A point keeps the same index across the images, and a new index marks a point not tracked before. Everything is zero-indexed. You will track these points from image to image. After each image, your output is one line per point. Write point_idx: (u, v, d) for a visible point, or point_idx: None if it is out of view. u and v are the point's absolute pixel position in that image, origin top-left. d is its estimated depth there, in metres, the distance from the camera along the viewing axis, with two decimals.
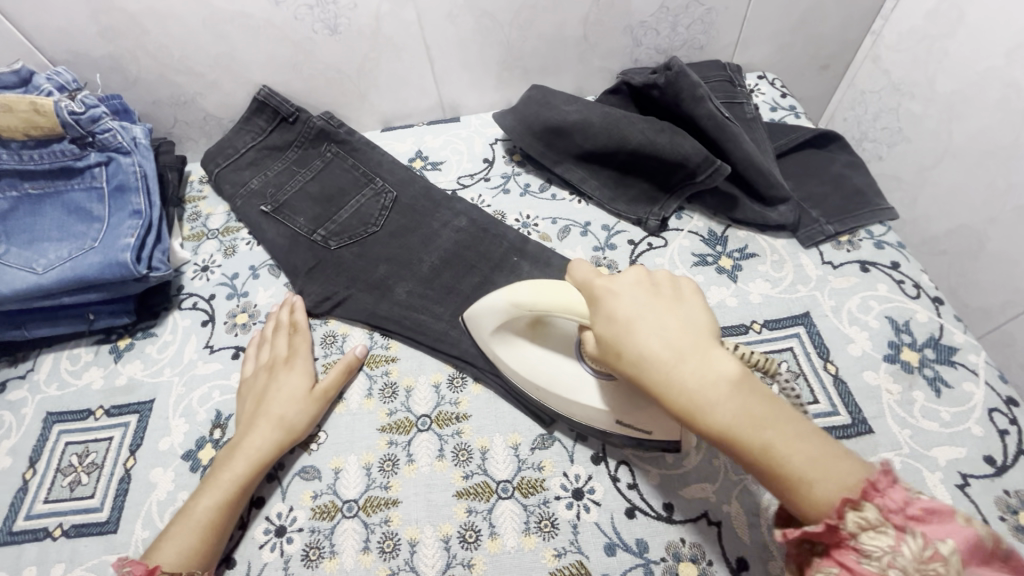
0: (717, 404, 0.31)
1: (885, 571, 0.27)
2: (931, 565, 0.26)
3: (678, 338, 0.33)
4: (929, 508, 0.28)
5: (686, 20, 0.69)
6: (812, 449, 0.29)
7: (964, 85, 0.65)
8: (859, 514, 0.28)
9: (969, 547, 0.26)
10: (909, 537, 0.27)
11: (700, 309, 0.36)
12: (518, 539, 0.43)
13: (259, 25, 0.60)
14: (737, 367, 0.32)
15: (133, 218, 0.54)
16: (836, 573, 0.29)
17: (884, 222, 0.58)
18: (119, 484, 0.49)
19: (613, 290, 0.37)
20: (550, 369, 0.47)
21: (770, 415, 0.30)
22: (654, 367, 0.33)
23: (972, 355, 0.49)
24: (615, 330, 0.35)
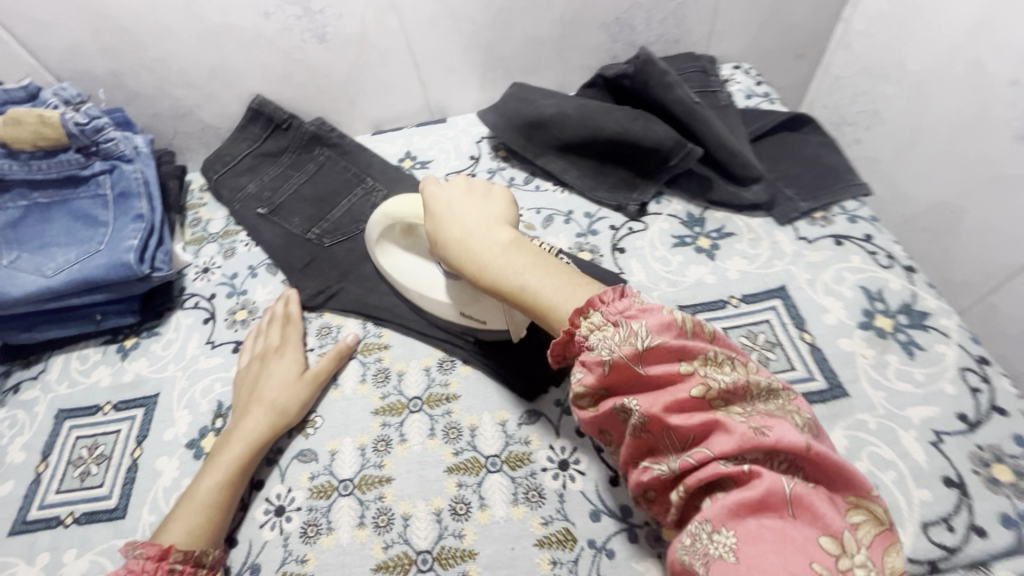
0: (491, 262, 0.42)
1: (600, 353, 0.35)
2: (628, 340, 0.34)
3: (473, 221, 0.45)
4: (637, 304, 0.35)
5: (659, 15, 0.71)
6: (557, 283, 0.40)
7: (932, 64, 0.67)
8: (586, 319, 0.37)
9: (661, 327, 0.34)
10: (618, 325, 0.35)
11: (502, 203, 0.47)
12: (506, 509, 0.45)
13: (250, 37, 0.63)
14: (511, 237, 0.43)
15: (136, 222, 0.57)
16: (581, 373, 0.36)
17: (857, 198, 0.59)
18: (126, 473, 0.51)
19: (436, 191, 0.48)
20: (415, 270, 0.55)
21: (528, 264, 0.41)
22: (456, 246, 0.44)
23: (944, 319, 0.50)
24: (434, 220, 0.46)
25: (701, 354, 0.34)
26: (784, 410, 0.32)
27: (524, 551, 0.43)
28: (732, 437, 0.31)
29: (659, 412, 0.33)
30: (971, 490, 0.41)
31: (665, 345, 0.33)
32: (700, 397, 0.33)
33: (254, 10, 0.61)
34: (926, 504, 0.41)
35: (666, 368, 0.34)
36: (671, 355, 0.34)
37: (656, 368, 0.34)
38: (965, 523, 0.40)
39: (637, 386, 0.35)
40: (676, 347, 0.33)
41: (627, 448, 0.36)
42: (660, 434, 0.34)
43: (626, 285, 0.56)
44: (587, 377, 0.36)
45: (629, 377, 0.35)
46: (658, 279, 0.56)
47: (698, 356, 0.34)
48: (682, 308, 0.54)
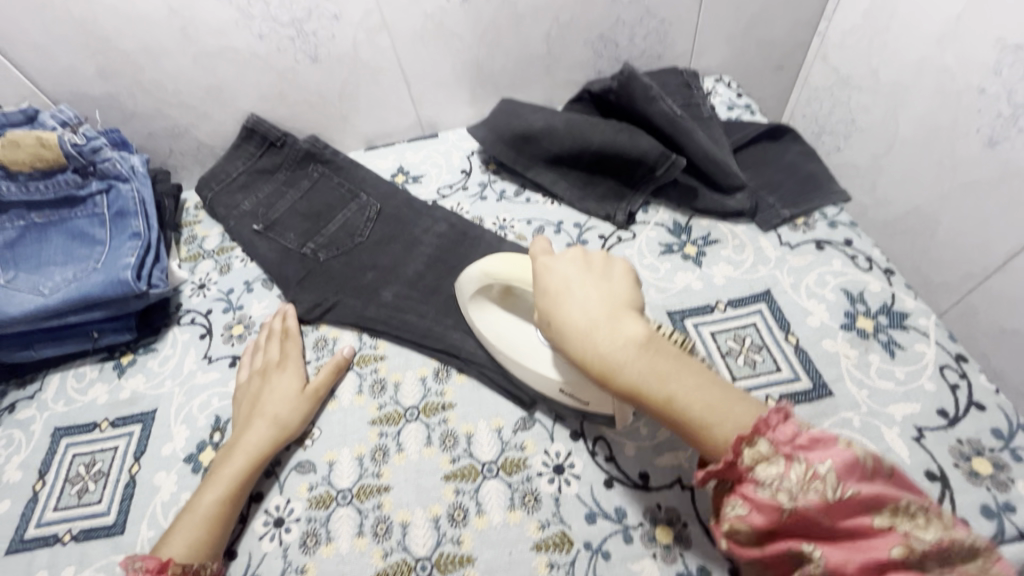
0: (625, 364, 0.35)
1: (773, 495, 0.30)
2: (813, 484, 0.29)
3: (599, 307, 0.38)
4: (811, 433, 0.30)
5: (642, 32, 0.74)
6: (710, 396, 0.34)
7: (903, 74, 0.69)
8: (750, 447, 0.31)
9: (849, 469, 0.29)
10: (795, 461, 0.30)
11: (626, 281, 0.40)
12: (503, 514, 0.46)
13: (245, 57, 0.65)
14: (644, 330, 0.36)
15: (133, 240, 0.58)
16: (740, 507, 0.31)
17: (837, 204, 0.62)
18: (124, 489, 0.51)
19: (550, 264, 0.41)
20: (512, 335, 0.50)
21: (672, 369, 0.35)
22: (578, 339, 0.37)
23: (923, 319, 0.52)
24: (548, 300, 0.40)
25: (897, 503, 0.29)
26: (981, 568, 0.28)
27: (522, 555, 0.44)
28: None
29: (849, 570, 0.28)
30: (953, 483, 0.43)
31: (858, 493, 0.28)
32: (904, 560, 0.28)
33: (248, 31, 0.62)
34: None
35: (858, 519, 0.28)
36: (864, 505, 0.28)
37: (847, 520, 0.28)
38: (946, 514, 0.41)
39: (816, 533, 0.29)
40: (870, 495, 0.28)
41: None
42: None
43: None
44: (750, 515, 0.31)
45: (809, 525, 0.29)
46: (647, 286, 0.58)
47: (894, 507, 0.29)
48: (671, 313, 0.56)
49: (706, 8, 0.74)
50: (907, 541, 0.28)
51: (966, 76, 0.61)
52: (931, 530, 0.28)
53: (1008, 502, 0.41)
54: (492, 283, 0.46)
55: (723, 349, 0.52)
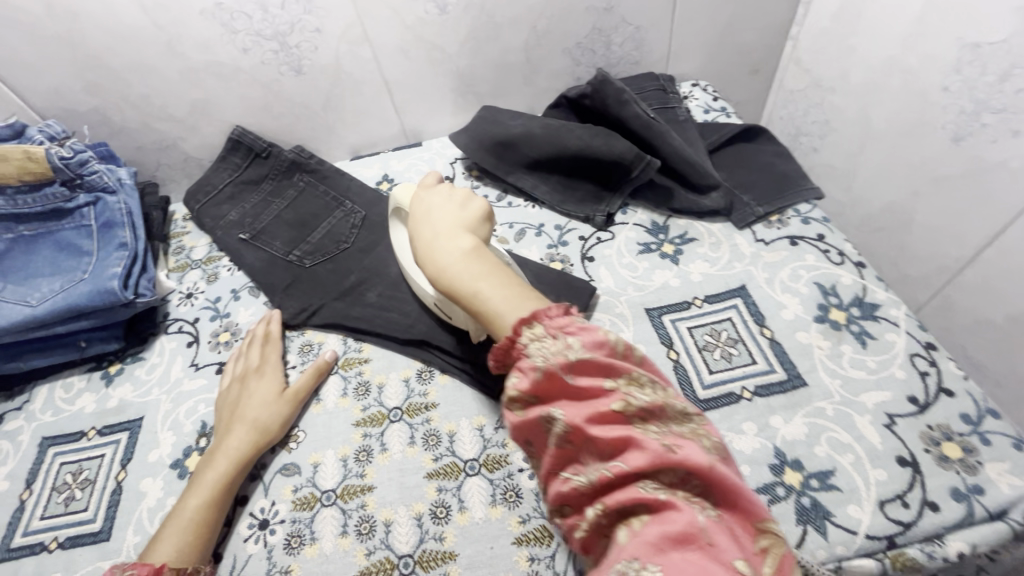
0: (448, 269, 0.41)
1: (535, 361, 0.35)
2: (564, 352, 0.34)
3: (443, 227, 0.44)
4: (576, 322, 0.36)
5: (618, 40, 0.76)
6: (511, 294, 0.39)
7: (872, 75, 0.71)
8: (529, 328, 0.36)
9: (595, 344, 0.35)
10: (556, 338, 0.35)
11: (480, 211, 0.46)
12: (485, 510, 0.46)
13: (230, 71, 0.66)
14: (472, 244, 0.42)
15: (120, 250, 0.59)
16: (512, 377, 0.36)
17: (810, 201, 0.63)
18: (111, 496, 0.52)
19: (423, 192, 0.48)
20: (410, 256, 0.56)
21: (483, 274, 0.41)
22: (421, 247, 0.44)
23: (893, 309, 0.53)
24: (412, 220, 0.47)
25: (632, 374, 0.34)
26: (695, 433, 0.33)
27: (503, 549, 0.44)
28: (646, 453, 0.31)
29: (581, 423, 0.33)
30: (924, 468, 0.43)
31: (595, 360, 0.34)
32: (623, 414, 0.33)
33: (232, 46, 0.64)
34: (882, 483, 0.43)
35: (594, 382, 0.34)
36: (599, 372, 0.34)
37: (584, 380, 0.34)
38: (917, 498, 0.42)
39: (564, 396, 0.34)
40: (607, 364, 0.34)
41: (548, 461, 0.35)
42: (580, 447, 0.33)
43: (596, 292, 0.58)
44: (519, 381, 0.35)
45: (558, 388, 0.34)
46: (626, 284, 0.59)
47: (625, 375, 0.34)
48: (649, 311, 0.57)
49: (680, 16, 0.76)
50: (629, 398, 0.33)
51: (930, 75, 0.63)
52: (652, 395, 0.34)
53: (977, 485, 0.42)
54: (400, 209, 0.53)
55: (700, 344, 0.53)
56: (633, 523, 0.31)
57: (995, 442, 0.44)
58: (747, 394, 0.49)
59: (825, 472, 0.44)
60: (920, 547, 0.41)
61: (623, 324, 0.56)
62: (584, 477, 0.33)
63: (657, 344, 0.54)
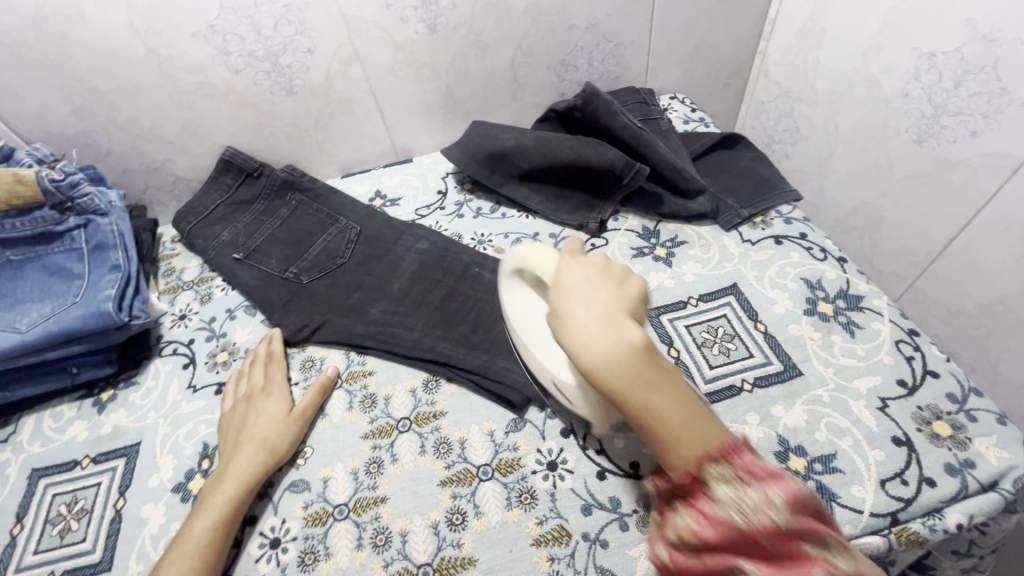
0: (610, 368, 0.34)
1: (727, 512, 0.30)
2: (764, 508, 0.29)
3: (602, 305, 0.37)
4: (765, 465, 0.31)
5: (600, 56, 0.79)
6: (696, 429, 0.32)
7: (836, 85, 0.76)
8: (716, 467, 0.31)
9: (794, 500, 0.30)
10: (751, 485, 0.30)
11: (635, 298, 0.39)
12: (501, 514, 0.46)
13: (221, 92, 0.67)
14: (643, 338, 0.35)
15: (113, 272, 0.59)
16: (689, 518, 0.31)
17: (790, 203, 0.67)
18: (109, 525, 0.50)
19: (569, 261, 0.41)
20: (529, 321, 0.50)
21: (661, 391, 0.33)
22: (570, 334, 0.36)
23: (876, 300, 0.56)
24: (558, 295, 0.39)
25: (826, 535, 0.30)
26: None
27: (522, 552, 0.44)
28: None
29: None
30: (918, 446, 0.46)
31: (797, 522, 0.29)
32: None
33: (225, 67, 0.64)
34: (881, 463, 0.45)
35: (795, 545, 0.29)
36: (803, 537, 0.29)
37: (783, 544, 0.29)
38: (915, 475, 0.44)
39: (756, 555, 0.29)
40: (808, 528, 0.29)
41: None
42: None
43: None
44: (702, 528, 0.30)
45: (752, 545, 0.29)
46: None
47: (822, 537, 0.30)
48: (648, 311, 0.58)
49: (657, 33, 0.80)
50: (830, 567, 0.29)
51: (892, 82, 0.68)
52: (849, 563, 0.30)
53: (969, 459, 0.45)
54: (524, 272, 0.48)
55: (696, 341, 0.55)
56: None
57: (980, 418, 0.47)
58: (747, 386, 0.51)
59: (827, 456, 0.46)
60: (922, 521, 0.42)
61: None
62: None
63: (658, 343, 0.56)
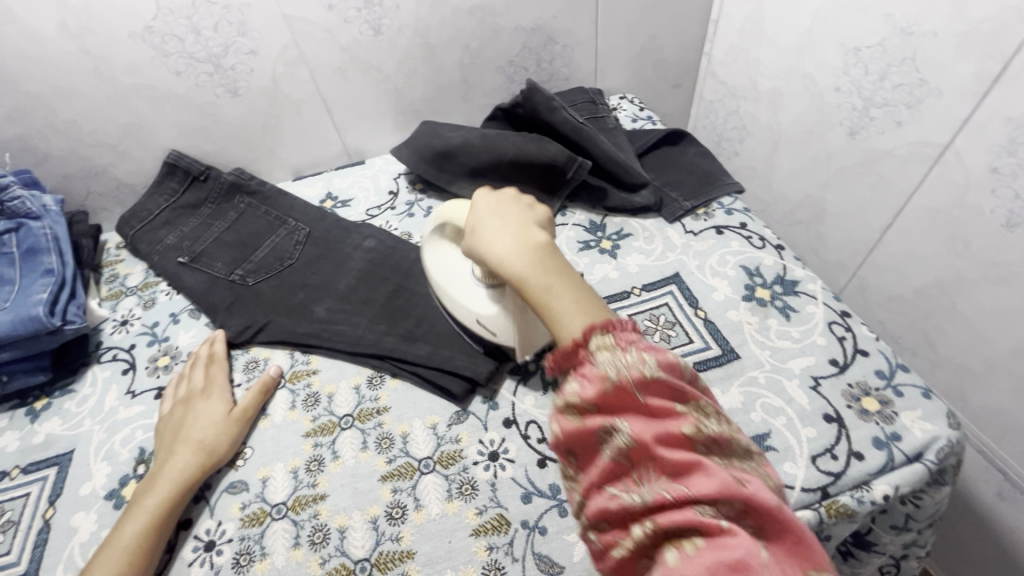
0: (511, 260, 0.41)
1: (607, 371, 0.34)
2: (640, 368, 0.34)
3: (511, 220, 0.44)
4: (644, 341, 0.36)
5: (548, 57, 0.81)
6: (578, 301, 0.39)
7: (776, 82, 0.79)
8: (600, 337, 0.36)
9: (668, 366, 0.35)
10: (629, 350, 0.35)
11: (543, 215, 0.46)
12: (441, 506, 0.46)
13: (163, 94, 0.66)
14: (545, 240, 0.42)
15: (46, 276, 0.58)
16: (575, 385, 0.35)
17: (732, 195, 0.68)
18: (37, 536, 0.48)
19: (487, 190, 0.48)
20: (451, 273, 0.54)
21: (552, 274, 0.40)
22: (484, 241, 0.44)
23: (811, 284, 0.58)
24: (475, 216, 0.46)
25: (697, 401, 0.35)
26: (756, 470, 0.34)
27: (461, 542, 0.44)
28: (714, 480, 0.31)
29: (648, 440, 0.33)
30: (848, 422, 0.47)
31: (669, 381, 0.34)
32: (690, 436, 0.33)
33: (165, 69, 0.64)
34: (812, 440, 0.46)
35: (664, 402, 0.34)
36: (673, 396, 0.34)
37: (655, 400, 0.34)
38: (845, 450, 0.45)
39: (632, 411, 0.34)
40: (677, 389, 0.34)
41: (596, 474, 0.34)
42: (639, 464, 0.33)
43: None
44: (583, 389, 0.35)
45: (629, 402, 0.34)
46: None
47: (691, 400, 0.35)
48: None
49: (603, 34, 0.82)
50: (698, 424, 0.33)
51: (825, 77, 0.71)
52: (719, 427, 0.34)
53: (895, 432, 0.46)
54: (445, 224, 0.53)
55: (639, 329, 0.56)
56: (685, 548, 0.30)
57: (907, 393, 0.48)
58: None
59: (761, 435, 0.47)
60: (850, 494, 0.43)
61: None
62: (635, 497, 0.32)
63: None
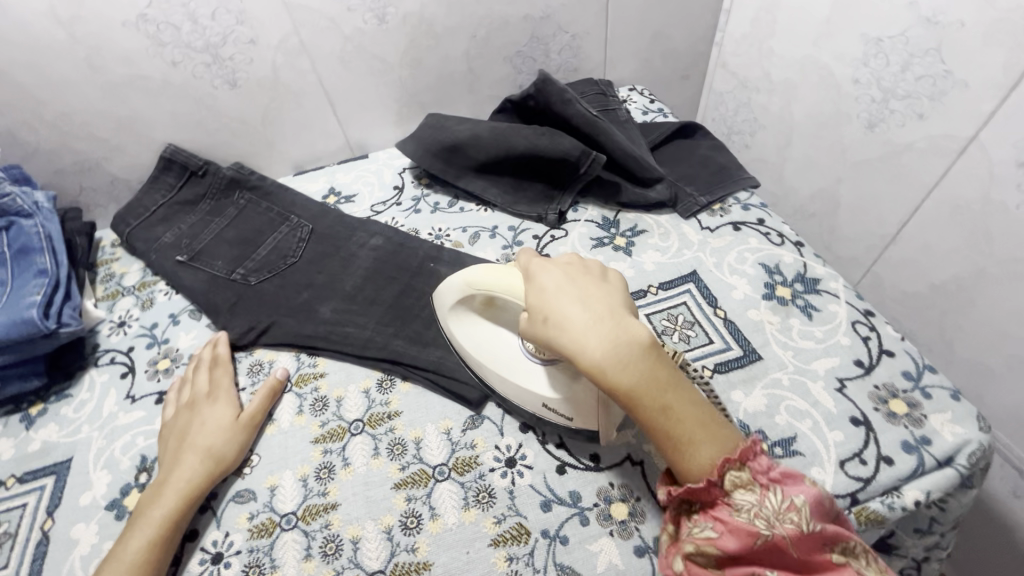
0: (621, 364, 0.35)
1: (750, 519, 0.33)
2: (787, 513, 0.33)
3: (599, 307, 0.38)
4: (784, 470, 0.35)
5: (556, 47, 0.79)
6: (699, 415, 0.35)
7: (790, 73, 0.77)
8: (737, 474, 0.34)
9: (816, 504, 0.34)
10: (771, 491, 0.34)
11: (621, 289, 0.41)
12: (457, 515, 0.44)
13: (158, 85, 0.63)
14: (645, 330, 0.37)
15: (39, 277, 0.55)
16: (711, 528, 0.34)
17: (748, 189, 0.66)
18: (35, 549, 0.46)
19: (545, 266, 0.42)
20: (497, 349, 0.49)
21: (668, 381, 0.35)
22: (573, 336, 0.37)
23: (832, 282, 0.56)
24: (543, 302, 0.40)
25: (847, 541, 0.33)
26: None
27: (479, 553, 0.42)
28: None
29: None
30: (876, 425, 0.45)
31: (820, 525, 0.33)
32: None
33: (160, 59, 0.61)
34: (839, 444, 0.45)
35: (817, 550, 0.33)
36: (826, 541, 0.33)
37: (808, 550, 0.32)
38: (874, 454, 0.44)
39: (781, 560, 0.33)
40: (830, 533, 0.33)
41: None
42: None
43: None
44: (723, 538, 0.34)
45: (779, 550, 0.33)
46: None
47: (843, 543, 0.33)
48: None
49: (613, 23, 0.80)
50: (857, 575, 0.32)
51: (843, 68, 0.69)
52: (875, 571, 0.33)
53: (925, 436, 0.44)
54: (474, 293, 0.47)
55: (658, 329, 0.55)
56: None
57: (935, 395, 0.47)
58: (707, 372, 0.51)
59: (787, 439, 0.46)
60: (881, 500, 0.42)
61: None
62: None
63: None
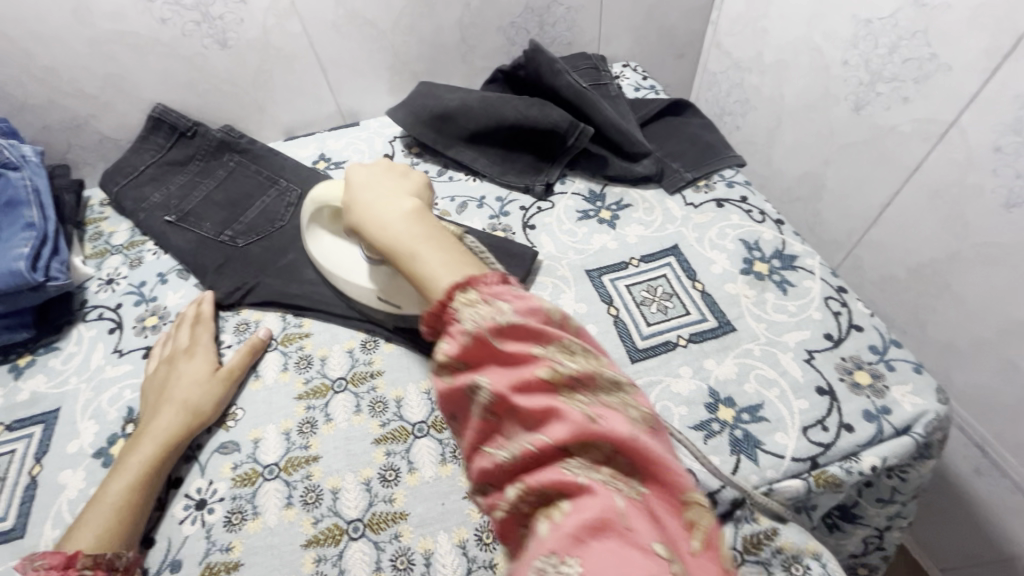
0: (392, 227, 0.43)
1: (466, 325, 0.35)
2: (494, 316, 0.34)
3: (386, 192, 0.46)
4: (512, 290, 0.36)
5: (550, 19, 0.78)
6: (447, 259, 0.40)
7: (782, 54, 0.77)
8: (462, 294, 0.36)
9: (528, 310, 0.35)
10: (489, 302, 0.35)
11: (418, 184, 0.49)
12: (434, 469, 0.46)
13: (147, 43, 0.63)
14: (414, 208, 0.45)
15: (27, 230, 0.56)
16: (444, 343, 0.35)
17: (733, 167, 0.67)
18: (24, 492, 0.48)
19: (360, 167, 0.50)
20: (341, 257, 0.55)
21: (424, 237, 0.42)
22: (361, 214, 0.46)
23: (809, 259, 0.58)
24: (351, 193, 0.48)
25: (564, 342, 0.34)
26: (626, 405, 0.33)
27: (454, 504, 0.44)
28: (570, 427, 0.31)
29: (505, 391, 0.32)
30: (840, 395, 0.47)
31: (526, 324, 0.34)
32: (550, 380, 0.32)
33: (149, 16, 0.61)
34: (804, 411, 0.47)
35: (523, 348, 0.34)
36: (532, 337, 0.34)
37: (512, 346, 0.34)
38: (835, 422, 0.46)
39: (492, 363, 0.34)
40: (536, 330, 0.34)
41: (470, 437, 0.34)
42: (505, 418, 0.33)
43: (537, 257, 0.60)
44: (449, 347, 0.35)
45: (486, 353, 0.34)
46: (566, 249, 0.61)
47: (554, 343, 0.34)
48: (589, 271, 0.58)
49: None
50: (557, 365, 0.33)
51: (832, 51, 0.69)
52: (585, 365, 0.33)
53: (885, 406, 0.46)
54: (321, 208, 0.53)
55: (637, 300, 0.56)
56: (554, 515, 0.29)
57: (898, 367, 0.49)
58: (682, 341, 0.52)
59: (754, 406, 0.47)
60: (839, 464, 0.44)
61: (565, 286, 0.57)
62: (506, 454, 0.32)
63: (597, 302, 0.56)
